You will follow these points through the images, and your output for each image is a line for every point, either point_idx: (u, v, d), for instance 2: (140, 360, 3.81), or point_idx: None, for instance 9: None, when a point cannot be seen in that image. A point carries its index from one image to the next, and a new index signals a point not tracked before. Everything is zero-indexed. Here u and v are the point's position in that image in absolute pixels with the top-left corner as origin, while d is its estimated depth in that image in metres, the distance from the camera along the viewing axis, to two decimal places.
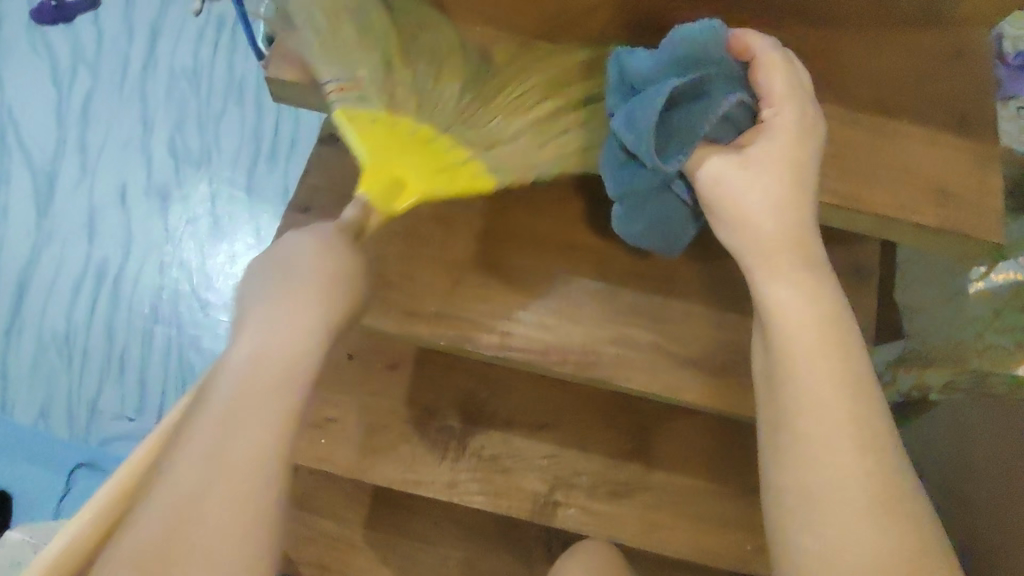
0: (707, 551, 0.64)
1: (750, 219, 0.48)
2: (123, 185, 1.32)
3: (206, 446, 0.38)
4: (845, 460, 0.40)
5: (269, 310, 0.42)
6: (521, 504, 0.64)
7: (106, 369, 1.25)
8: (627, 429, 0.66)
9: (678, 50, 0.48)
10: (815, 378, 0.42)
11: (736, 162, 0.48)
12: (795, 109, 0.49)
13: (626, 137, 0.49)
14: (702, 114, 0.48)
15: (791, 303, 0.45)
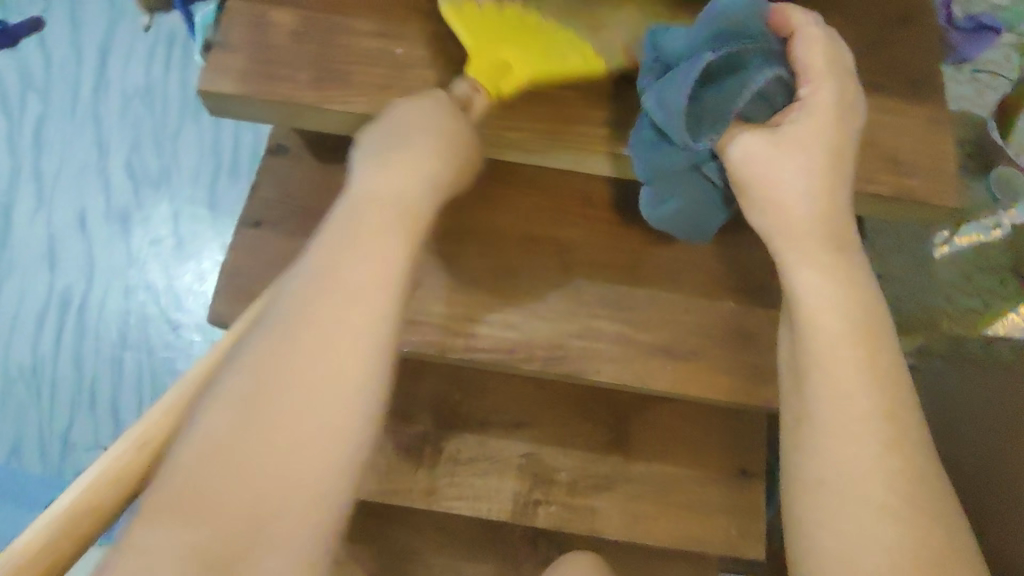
0: (692, 539, 0.63)
1: (781, 205, 0.48)
2: (82, 211, 1.28)
3: (261, 431, 0.36)
4: (865, 454, 0.41)
5: (328, 285, 0.39)
6: (501, 506, 0.63)
7: (77, 400, 1.22)
8: (604, 420, 0.65)
9: (715, 24, 0.48)
10: (843, 363, 0.43)
11: (768, 143, 0.47)
12: (833, 87, 0.48)
13: (658, 113, 0.48)
14: (737, 90, 0.48)
15: (819, 294, 0.45)
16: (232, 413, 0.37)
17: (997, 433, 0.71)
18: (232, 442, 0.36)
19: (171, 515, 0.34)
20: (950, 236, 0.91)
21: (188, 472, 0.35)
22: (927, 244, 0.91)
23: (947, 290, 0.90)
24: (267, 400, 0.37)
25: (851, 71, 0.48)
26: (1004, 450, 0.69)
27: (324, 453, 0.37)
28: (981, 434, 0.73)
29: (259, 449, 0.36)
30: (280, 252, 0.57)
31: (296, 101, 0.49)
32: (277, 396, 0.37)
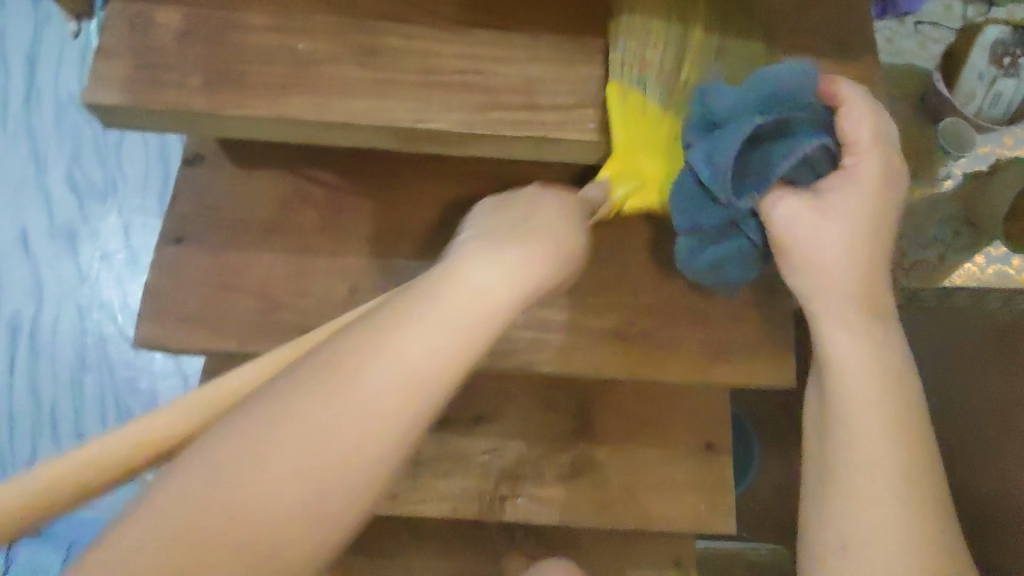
0: (662, 519, 0.63)
1: (819, 269, 0.49)
2: (24, 231, 1.24)
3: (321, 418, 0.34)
4: (887, 516, 0.45)
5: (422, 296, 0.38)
6: (466, 505, 0.62)
7: (38, 428, 1.19)
8: (566, 407, 0.65)
9: (768, 89, 0.46)
10: (874, 425, 0.46)
11: (810, 209, 0.48)
12: (877, 159, 0.49)
13: (703, 170, 0.48)
14: (782, 155, 0.48)
15: (852, 357, 0.48)
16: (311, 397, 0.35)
17: (982, 391, 0.70)
18: (239, 476, 0.33)
19: (201, 481, 0.33)
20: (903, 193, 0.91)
21: (200, 464, 0.33)
22: None
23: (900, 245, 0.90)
24: (286, 446, 0.34)
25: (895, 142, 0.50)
26: (970, 388, 0.72)
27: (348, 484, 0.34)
28: (967, 394, 0.72)
29: (260, 493, 0.33)
30: (203, 268, 0.53)
31: (195, 110, 0.46)
32: (299, 446, 0.34)
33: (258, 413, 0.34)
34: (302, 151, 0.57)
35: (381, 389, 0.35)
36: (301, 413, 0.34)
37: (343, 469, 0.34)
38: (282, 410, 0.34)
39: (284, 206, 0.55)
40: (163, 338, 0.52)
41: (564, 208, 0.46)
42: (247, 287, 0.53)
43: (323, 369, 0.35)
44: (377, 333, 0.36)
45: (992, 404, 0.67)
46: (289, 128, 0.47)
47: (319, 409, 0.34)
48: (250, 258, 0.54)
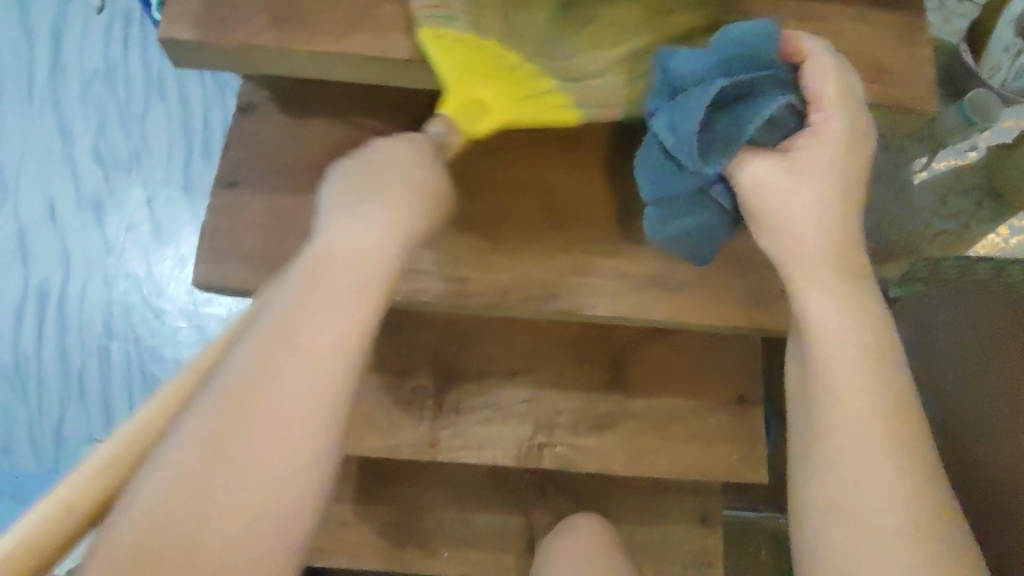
0: (695, 468, 0.65)
1: (790, 230, 0.49)
2: (51, 200, 1.25)
3: (236, 413, 0.37)
4: (884, 484, 0.43)
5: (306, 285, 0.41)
6: (505, 452, 0.64)
7: (66, 394, 1.20)
8: (601, 360, 0.66)
9: (728, 50, 0.49)
10: (858, 386, 0.45)
11: (779, 171, 0.49)
12: (844, 115, 0.49)
13: (669, 137, 0.50)
14: (749, 116, 0.49)
15: (831, 317, 0.47)
16: (227, 398, 0.38)
17: (981, 352, 0.73)
18: (205, 459, 0.36)
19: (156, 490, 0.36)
20: (929, 161, 0.92)
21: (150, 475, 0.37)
22: (904, 170, 0.92)
23: (925, 215, 0.92)
24: (239, 413, 0.37)
25: (861, 97, 0.50)
26: (983, 380, 0.71)
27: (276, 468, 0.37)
28: (965, 356, 0.75)
29: (234, 461, 0.36)
30: (259, 212, 0.55)
31: (261, 47, 0.48)
32: (247, 407, 0.37)
33: (193, 424, 0.37)
34: (351, 100, 0.58)
35: (313, 331, 0.39)
36: (236, 383, 0.38)
37: (296, 406, 0.38)
38: (220, 390, 0.38)
39: (335, 153, 0.57)
40: (224, 279, 0.54)
41: (419, 150, 0.48)
42: (303, 230, 0.55)
43: (247, 342, 0.39)
44: (294, 296, 0.41)
45: (993, 365, 0.70)
46: (352, 67, 0.50)
47: (249, 371, 0.38)
48: (305, 202, 0.56)
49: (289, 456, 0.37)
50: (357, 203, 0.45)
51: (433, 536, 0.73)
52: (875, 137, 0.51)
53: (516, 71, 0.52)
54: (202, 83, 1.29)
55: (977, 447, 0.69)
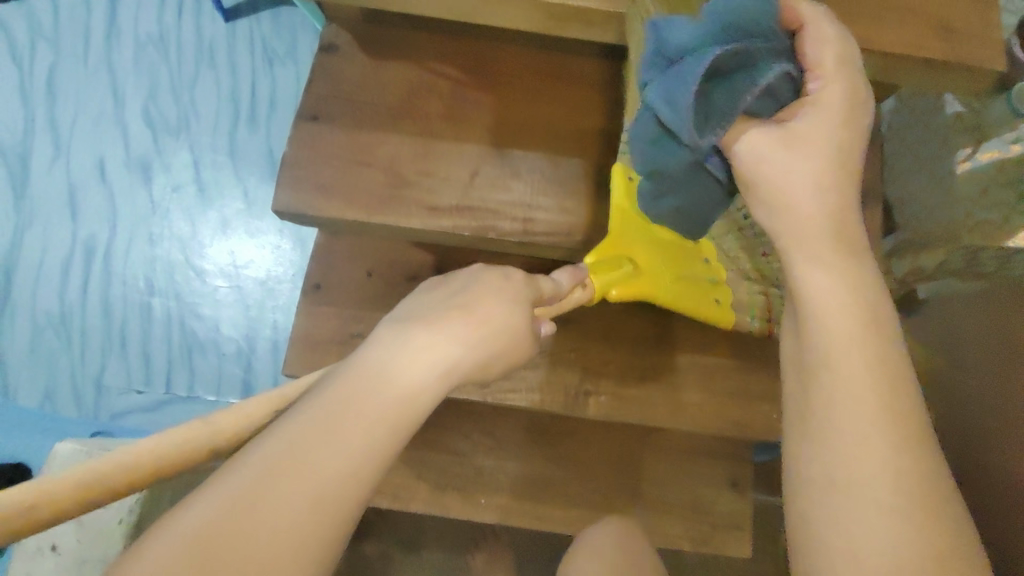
0: (737, 424, 0.66)
1: (792, 204, 0.48)
2: (101, 159, 1.29)
3: (263, 480, 0.35)
4: (875, 451, 0.42)
5: (363, 376, 0.39)
6: (554, 397, 0.65)
7: (108, 345, 1.23)
8: (649, 315, 0.68)
9: (725, 19, 0.46)
10: (855, 358, 0.44)
11: (773, 141, 0.48)
12: (842, 86, 0.48)
13: (664, 110, 0.46)
14: (745, 87, 0.46)
15: (828, 292, 0.46)
16: (263, 463, 0.35)
17: (979, 355, 0.77)
18: (216, 535, 0.33)
19: (173, 545, 0.33)
20: (971, 152, 0.90)
21: (170, 520, 0.34)
22: (946, 161, 0.90)
23: (966, 205, 0.89)
24: (265, 499, 0.34)
25: (860, 66, 0.48)
26: (991, 384, 0.74)
27: (284, 551, 0.34)
28: (972, 356, 0.78)
29: (259, 520, 0.34)
30: (340, 143, 0.59)
31: None
32: (280, 489, 0.35)
33: (223, 483, 0.35)
34: (435, 49, 0.62)
35: (367, 437, 0.37)
36: (278, 462, 0.35)
37: (317, 511, 0.35)
38: (262, 460, 0.35)
39: (414, 95, 0.61)
40: (302, 205, 0.57)
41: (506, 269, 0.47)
42: (378, 163, 0.59)
43: (294, 423, 0.37)
44: (363, 369, 0.39)
45: (996, 364, 0.74)
46: (445, 2, 0.56)
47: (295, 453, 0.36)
48: (382, 139, 0.59)
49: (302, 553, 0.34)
50: (436, 310, 0.42)
51: (473, 483, 0.75)
52: (873, 107, 0.49)
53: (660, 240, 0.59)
54: (252, 54, 1.32)
55: (984, 441, 0.73)
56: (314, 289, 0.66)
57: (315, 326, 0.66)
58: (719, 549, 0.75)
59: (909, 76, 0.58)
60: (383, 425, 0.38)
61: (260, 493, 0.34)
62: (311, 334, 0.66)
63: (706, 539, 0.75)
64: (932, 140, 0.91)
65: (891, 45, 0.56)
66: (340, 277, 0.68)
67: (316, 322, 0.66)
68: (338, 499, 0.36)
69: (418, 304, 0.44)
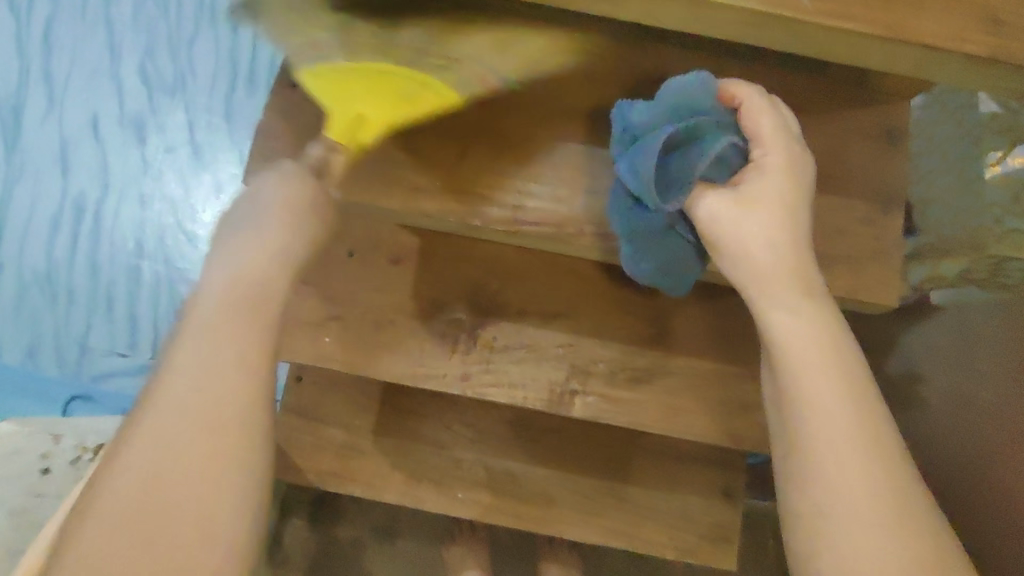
0: (731, 434, 0.62)
1: (751, 253, 0.48)
2: (95, 116, 1.25)
3: (157, 451, 0.38)
4: (858, 480, 0.41)
5: (204, 302, 0.42)
6: (537, 395, 0.62)
7: (93, 306, 1.20)
8: (644, 314, 0.64)
9: (673, 100, 0.51)
10: (825, 392, 0.43)
11: (728, 199, 0.49)
12: (781, 148, 0.50)
13: (630, 178, 0.52)
14: (697, 157, 0.50)
15: (793, 332, 0.45)
16: (154, 429, 0.38)
17: (991, 365, 0.73)
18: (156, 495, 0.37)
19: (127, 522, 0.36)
20: (1002, 156, 0.84)
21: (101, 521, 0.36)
22: (975, 162, 0.85)
23: (994, 212, 0.83)
24: (173, 452, 0.38)
25: (794, 132, 0.52)
26: (1002, 398, 0.70)
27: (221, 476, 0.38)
28: (985, 365, 0.73)
29: (182, 466, 0.38)
30: None
31: None
32: (183, 432, 0.38)
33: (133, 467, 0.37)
34: None
35: (217, 350, 0.40)
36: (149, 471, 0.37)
37: (222, 432, 0.39)
38: (136, 489, 0.37)
39: None
40: None
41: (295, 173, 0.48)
42: None
43: (166, 379, 0.40)
44: (198, 298, 0.42)
45: (1009, 377, 0.69)
46: None
47: (151, 446, 0.38)
48: None
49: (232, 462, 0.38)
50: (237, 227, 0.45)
51: (451, 475, 0.72)
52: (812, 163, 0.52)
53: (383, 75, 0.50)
54: None
55: (997, 460, 0.69)
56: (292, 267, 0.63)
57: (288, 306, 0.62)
58: (705, 559, 0.71)
59: (948, 70, 0.53)
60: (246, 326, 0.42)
61: (165, 458, 0.38)
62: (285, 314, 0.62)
63: (692, 549, 0.71)
64: (964, 138, 0.86)
65: (929, 36, 0.51)
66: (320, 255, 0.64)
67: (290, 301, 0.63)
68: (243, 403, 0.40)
69: (234, 221, 0.46)
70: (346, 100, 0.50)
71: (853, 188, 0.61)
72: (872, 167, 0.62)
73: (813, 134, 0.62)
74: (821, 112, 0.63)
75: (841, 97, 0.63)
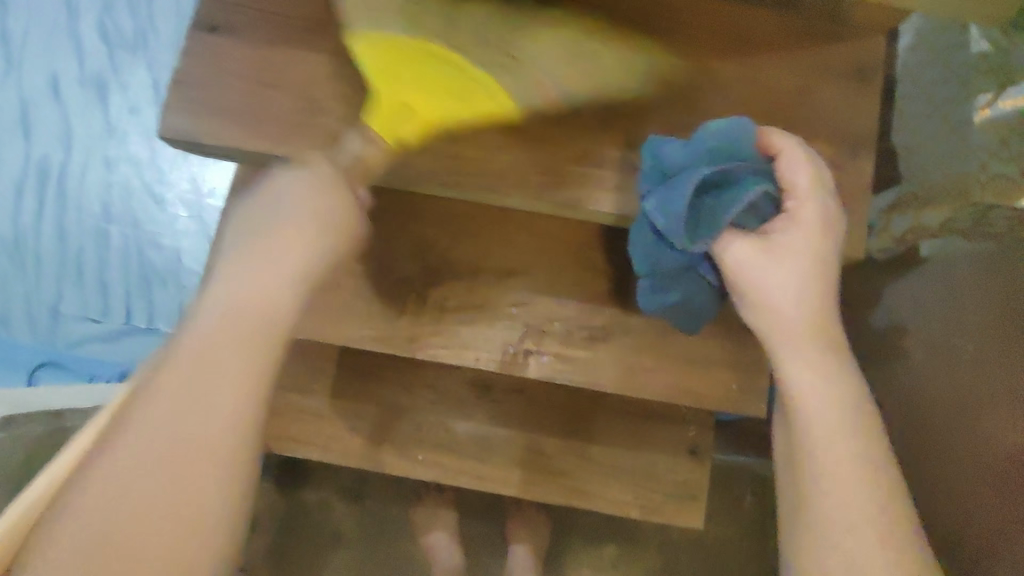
0: (691, 393, 0.61)
1: (776, 309, 0.46)
2: (55, 75, 1.20)
3: (163, 409, 0.37)
4: (862, 532, 0.40)
5: (244, 261, 0.41)
6: (491, 356, 0.60)
7: (63, 272, 1.18)
8: (603, 270, 0.61)
9: (713, 144, 0.48)
10: (842, 446, 0.42)
11: (757, 251, 0.47)
12: (817, 202, 0.47)
13: (659, 217, 0.49)
14: (730, 202, 0.47)
15: (813, 390, 0.44)
16: (172, 392, 0.37)
17: (979, 319, 0.70)
18: (169, 459, 0.36)
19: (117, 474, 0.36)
20: (992, 97, 0.75)
21: (118, 469, 0.36)
22: (963, 106, 0.77)
23: (980, 156, 0.74)
24: (187, 420, 0.37)
25: (831, 184, 0.49)
26: (990, 353, 0.67)
27: (210, 447, 0.37)
28: (975, 317, 0.71)
29: (186, 429, 0.37)
30: (245, 57, 0.51)
31: None
32: (197, 403, 0.37)
33: (143, 431, 0.36)
34: None
35: (241, 308, 0.40)
36: (158, 433, 0.36)
37: (229, 415, 0.37)
38: (145, 449, 0.36)
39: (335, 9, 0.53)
40: (195, 130, 0.50)
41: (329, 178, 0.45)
42: (286, 87, 0.51)
43: (191, 335, 0.39)
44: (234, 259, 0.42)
45: (999, 329, 0.67)
46: None
47: (158, 430, 0.37)
48: (293, 57, 0.52)
49: (216, 439, 0.37)
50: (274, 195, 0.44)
51: (410, 438, 0.71)
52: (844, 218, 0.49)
53: (436, 66, 0.47)
54: None
55: (980, 414, 0.67)
56: (230, 227, 0.61)
57: None
58: (670, 518, 0.71)
59: None
60: (267, 296, 0.41)
61: (175, 422, 0.37)
62: None
63: (656, 508, 0.71)
64: (952, 82, 0.80)
65: None
66: None
67: None
68: (257, 378, 0.39)
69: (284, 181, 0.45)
70: (399, 84, 0.47)
71: (824, 132, 0.57)
72: (845, 108, 0.58)
73: (781, 74, 0.58)
74: (782, 50, 0.58)
75: (805, 35, 0.59)
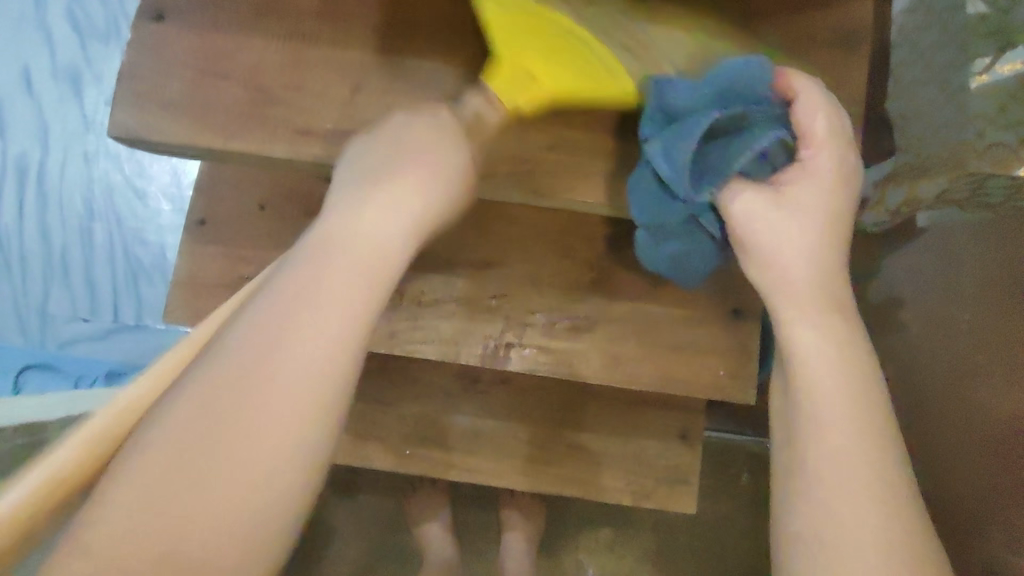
0: (678, 380, 0.59)
1: (781, 260, 0.43)
2: (26, 69, 1.16)
3: (243, 357, 0.31)
4: (865, 504, 0.34)
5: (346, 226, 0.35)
6: (470, 350, 0.58)
7: (49, 271, 1.16)
8: (585, 258, 0.59)
9: (724, 85, 0.45)
10: (839, 406, 0.37)
11: (765, 199, 0.44)
12: (831, 154, 0.45)
13: (662, 163, 0.47)
14: (740, 150, 0.45)
15: (815, 345, 0.39)
16: (249, 344, 0.31)
17: (978, 283, 0.69)
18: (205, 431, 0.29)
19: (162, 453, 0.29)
20: (991, 62, 0.64)
21: (160, 444, 0.29)
22: (961, 73, 0.67)
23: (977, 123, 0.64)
24: (251, 385, 0.30)
25: (851, 135, 0.46)
26: (988, 318, 0.66)
27: (281, 427, 0.30)
28: (973, 284, 0.70)
29: (253, 398, 0.30)
30: (192, 46, 0.50)
31: None
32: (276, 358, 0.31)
33: (204, 383, 0.30)
34: None
35: (349, 274, 0.33)
36: (212, 399, 0.30)
37: (308, 385, 0.31)
38: (195, 422, 0.29)
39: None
40: (141, 127, 0.49)
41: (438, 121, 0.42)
42: (237, 75, 0.50)
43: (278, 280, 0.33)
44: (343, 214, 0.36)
45: (997, 294, 0.66)
46: None
47: (223, 404, 0.30)
48: (243, 42, 0.50)
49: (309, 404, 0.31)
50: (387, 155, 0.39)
51: (397, 433, 0.70)
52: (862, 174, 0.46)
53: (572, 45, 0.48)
54: None
55: (976, 384, 0.66)
56: (197, 226, 0.59)
57: (198, 269, 0.59)
58: (664, 505, 0.70)
59: None
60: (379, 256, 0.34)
61: (238, 380, 0.30)
62: (195, 277, 0.59)
63: (649, 494, 0.70)
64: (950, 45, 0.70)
65: None
66: (231, 212, 0.60)
67: (200, 264, 0.59)
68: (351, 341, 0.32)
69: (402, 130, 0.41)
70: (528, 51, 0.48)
71: None
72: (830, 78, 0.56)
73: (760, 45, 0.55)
74: (767, 15, 0.55)
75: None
